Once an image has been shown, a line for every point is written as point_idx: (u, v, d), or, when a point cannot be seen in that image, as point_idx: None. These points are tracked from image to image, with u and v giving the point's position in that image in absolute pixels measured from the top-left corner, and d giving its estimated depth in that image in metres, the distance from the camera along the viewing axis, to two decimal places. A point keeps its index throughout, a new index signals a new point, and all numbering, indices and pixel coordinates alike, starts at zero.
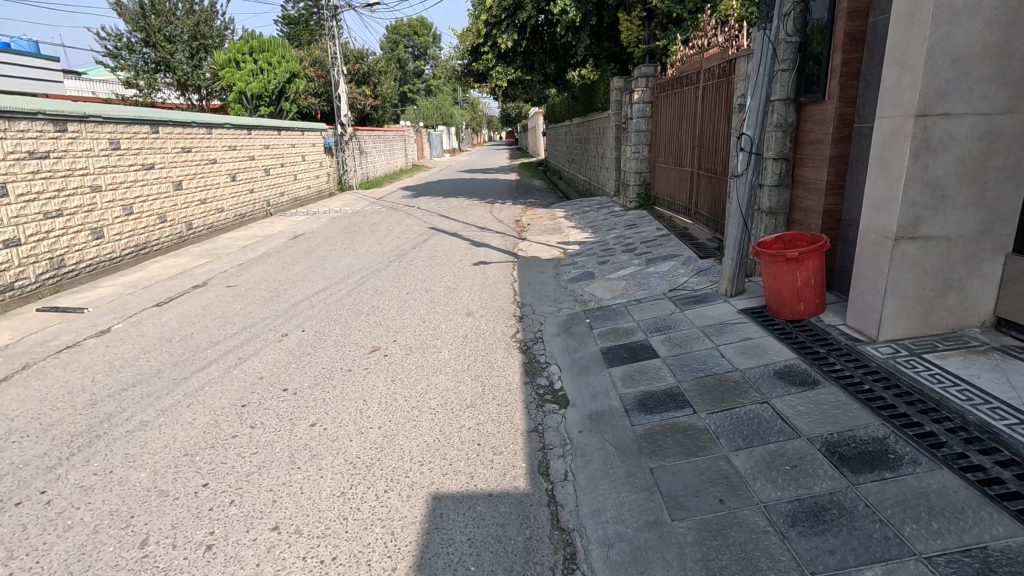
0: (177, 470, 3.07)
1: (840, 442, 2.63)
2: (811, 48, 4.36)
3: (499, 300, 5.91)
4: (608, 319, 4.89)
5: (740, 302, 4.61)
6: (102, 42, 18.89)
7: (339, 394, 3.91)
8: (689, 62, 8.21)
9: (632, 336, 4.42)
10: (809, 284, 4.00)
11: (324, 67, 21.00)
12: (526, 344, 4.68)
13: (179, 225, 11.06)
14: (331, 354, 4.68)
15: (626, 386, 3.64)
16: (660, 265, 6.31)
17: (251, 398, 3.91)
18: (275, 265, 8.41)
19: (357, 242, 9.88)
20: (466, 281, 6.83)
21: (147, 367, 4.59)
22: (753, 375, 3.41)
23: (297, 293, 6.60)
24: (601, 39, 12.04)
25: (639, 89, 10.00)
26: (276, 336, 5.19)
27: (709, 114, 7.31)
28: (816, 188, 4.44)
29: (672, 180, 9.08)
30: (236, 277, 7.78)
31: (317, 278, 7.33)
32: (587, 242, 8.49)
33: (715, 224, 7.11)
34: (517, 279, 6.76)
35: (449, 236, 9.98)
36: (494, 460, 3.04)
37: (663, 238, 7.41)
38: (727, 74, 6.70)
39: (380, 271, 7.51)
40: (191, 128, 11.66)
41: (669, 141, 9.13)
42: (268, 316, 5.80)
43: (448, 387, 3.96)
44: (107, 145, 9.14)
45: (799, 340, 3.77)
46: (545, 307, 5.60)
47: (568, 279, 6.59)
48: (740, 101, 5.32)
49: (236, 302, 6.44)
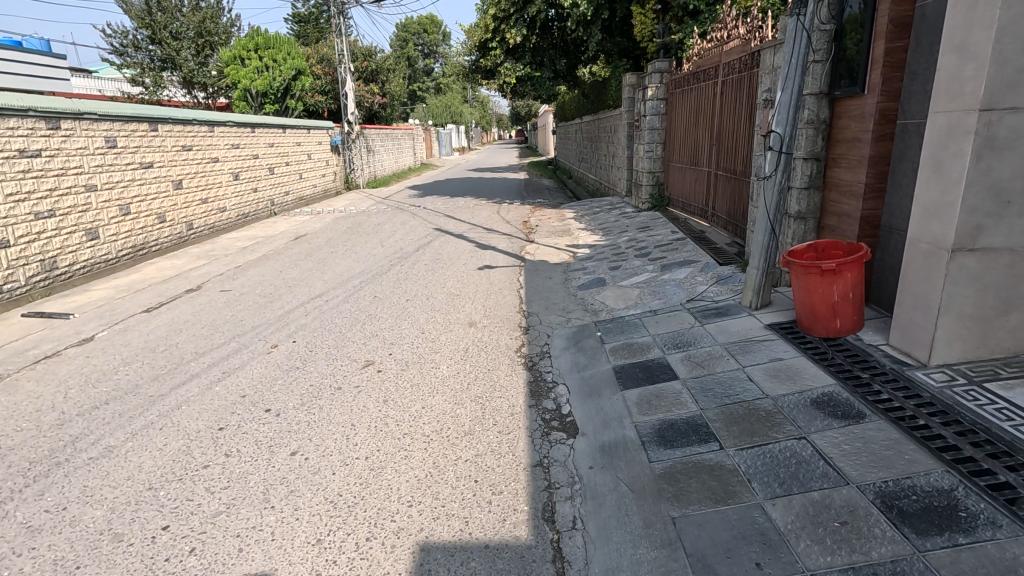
0: (136, 508, 2.74)
1: (897, 494, 2.24)
2: (849, 36, 3.95)
3: (504, 309, 5.54)
4: (620, 332, 4.50)
5: (766, 316, 4.21)
6: (108, 40, 18.75)
7: (325, 417, 3.57)
8: (707, 56, 7.77)
9: (648, 353, 4.03)
10: (846, 299, 3.59)
11: (331, 64, 20.68)
12: (531, 360, 4.31)
13: (179, 226, 10.80)
14: (322, 369, 4.34)
15: (642, 414, 3.26)
16: (676, 271, 5.92)
17: (230, 421, 3.58)
18: (273, 268, 8.10)
19: (360, 244, 9.55)
20: (470, 286, 6.47)
21: (124, 381, 4.28)
22: (786, 404, 3.02)
23: (293, 299, 6.27)
24: (613, 34, 11.64)
25: (653, 86, 9.59)
26: (266, 347, 4.86)
27: (729, 111, 6.90)
28: (852, 191, 4.03)
29: (687, 180, 8.65)
30: (231, 280, 7.47)
31: (314, 282, 7.00)
32: (598, 245, 8.10)
33: (734, 227, 6.70)
34: (524, 285, 6.38)
35: (455, 238, 9.63)
36: (493, 502, 2.67)
37: (679, 242, 7.00)
38: (749, 68, 6.28)
39: (380, 275, 7.16)
40: (192, 125, 11.40)
41: (685, 139, 8.70)
42: (260, 324, 5.48)
43: (445, 410, 3.61)
44: (103, 143, 8.88)
45: (836, 362, 3.37)
46: (553, 318, 5.22)
47: (577, 285, 6.21)
48: (766, 97, 4.91)
49: (229, 308, 6.13)
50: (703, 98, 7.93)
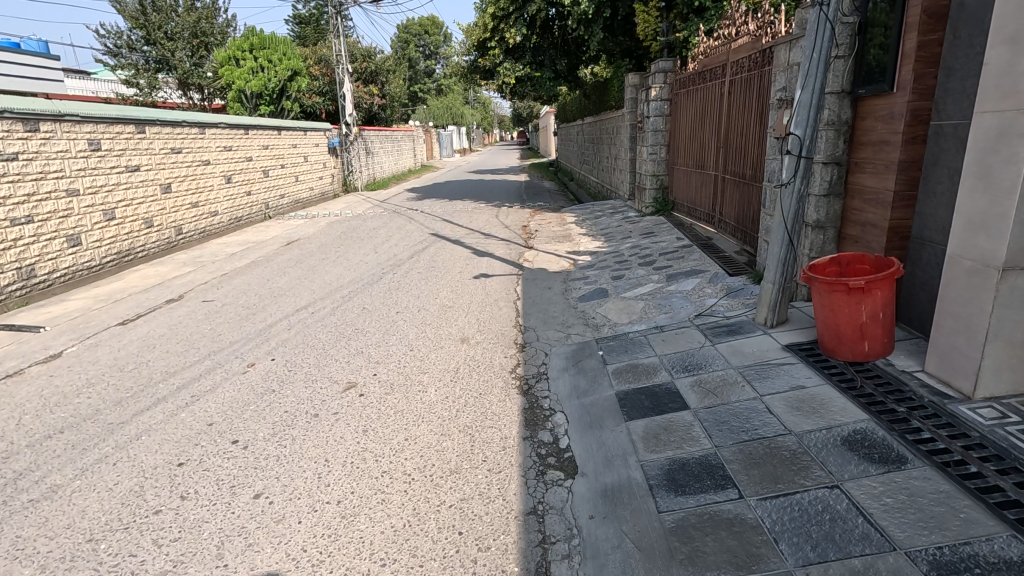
0: (70, 567, 2.39)
1: (957, 566, 1.88)
2: (875, 30, 3.60)
3: (500, 323, 5.19)
4: (624, 352, 4.15)
5: (784, 335, 3.85)
6: (102, 40, 18.48)
7: (297, 452, 3.22)
8: (714, 54, 7.43)
9: (654, 377, 3.68)
10: (875, 320, 3.23)
11: (328, 65, 20.28)
12: (527, 383, 3.95)
13: (167, 231, 10.48)
14: (299, 392, 4.00)
15: (648, 451, 2.90)
16: (682, 282, 5.57)
17: (191, 455, 3.23)
18: (261, 276, 7.76)
19: (353, 250, 9.20)
20: (464, 297, 6.12)
21: (84, 406, 3.94)
22: (813, 443, 2.66)
23: (277, 311, 5.93)
24: (615, 33, 11.30)
25: (656, 86, 9.25)
26: (242, 366, 4.52)
27: (738, 111, 6.54)
28: (879, 199, 3.68)
29: (693, 184, 8.29)
30: (215, 290, 7.13)
31: (301, 292, 6.66)
32: (600, 251, 7.76)
33: (744, 234, 6.35)
34: (521, 296, 6.04)
35: (451, 244, 9.29)
36: (478, 563, 2.32)
37: (685, 250, 6.64)
38: (759, 66, 5.94)
39: (371, 285, 6.82)
40: (182, 127, 11.08)
41: (690, 141, 8.34)
42: (239, 340, 5.14)
43: (431, 443, 3.25)
44: (86, 146, 8.56)
45: (867, 392, 3.01)
46: (551, 333, 4.87)
47: (578, 297, 5.86)
48: (781, 97, 4.56)
49: (210, 320, 5.80)
50: (709, 98, 7.59)
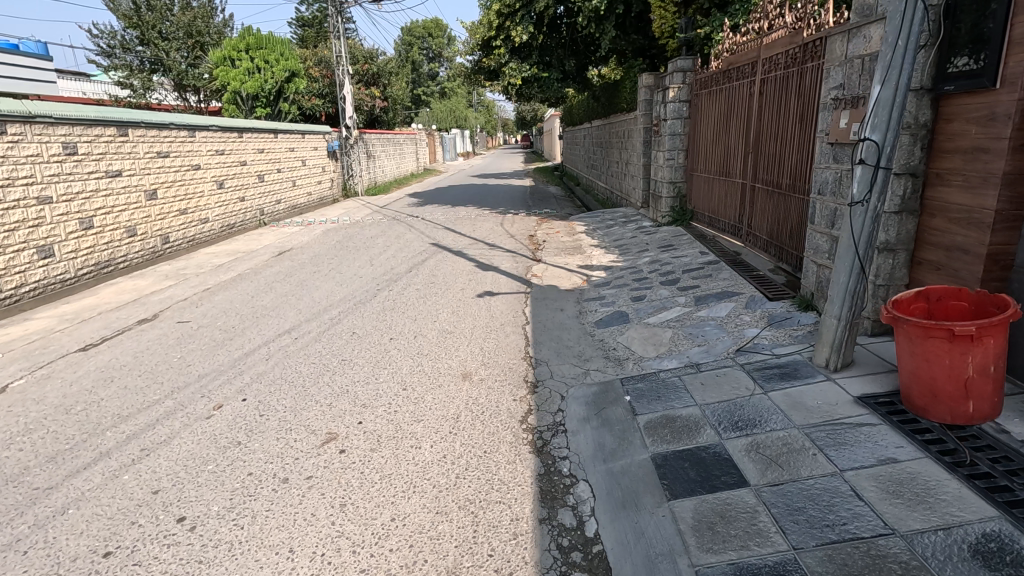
0: None
1: None
2: (968, 13, 2.95)
3: (506, 355, 4.53)
4: (657, 399, 3.48)
5: (853, 382, 3.17)
6: (95, 41, 18.01)
7: (254, 538, 2.56)
8: (741, 51, 6.77)
9: (698, 436, 3.01)
10: (985, 374, 2.56)
11: (328, 66, 19.66)
12: (541, 438, 3.29)
13: (153, 240, 9.86)
14: (269, 446, 3.35)
15: (703, 549, 2.24)
16: (714, 306, 4.91)
17: (124, 539, 2.59)
18: (245, 292, 7.13)
19: (346, 262, 8.56)
20: (466, 319, 5.48)
21: (10, 462, 3.29)
22: (931, 553, 1.99)
23: (256, 337, 5.28)
24: (628, 31, 10.64)
25: (675, 86, 8.60)
26: (206, 409, 3.87)
27: (771, 112, 5.90)
28: (973, 220, 3.02)
29: (716, 193, 7.63)
30: (193, 308, 6.49)
31: (286, 312, 6.02)
32: (615, 266, 7.10)
33: (780, 249, 5.69)
34: (530, 319, 5.39)
35: (453, 255, 8.64)
36: None
37: (712, 267, 5.98)
38: (798, 62, 5.29)
39: (363, 304, 6.18)
40: (170, 130, 10.49)
41: (713, 145, 7.70)
42: (209, 373, 4.49)
43: (424, 527, 2.59)
44: (61, 150, 7.97)
45: (985, 472, 2.34)
46: (566, 369, 4.21)
47: (595, 321, 5.21)
48: (838, 95, 3.91)
49: (180, 347, 5.16)
50: (735, 100, 6.95)
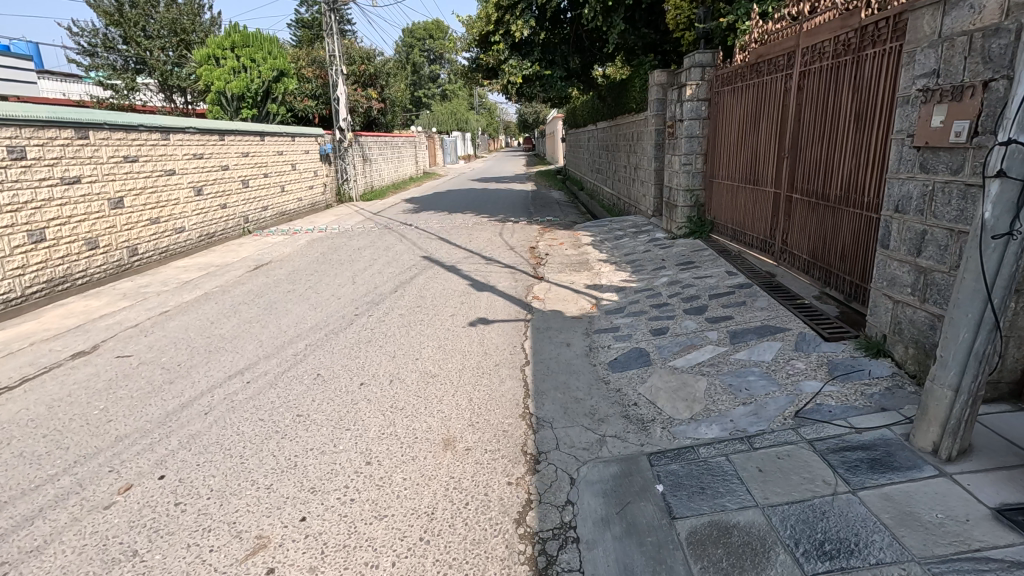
0: None
1: None
2: None
3: (501, 412, 3.63)
4: (701, 493, 2.58)
5: (980, 481, 2.27)
6: (75, 38, 17.17)
7: None
8: (773, 41, 5.89)
9: (769, 567, 2.10)
10: None
11: (321, 65, 18.35)
12: (545, 555, 2.38)
13: (118, 252, 8.99)
14: (172, 561, 2.45)
15: None
16: (756, 346, 4.02)
17: None
18: (206, 316, 6.24)
19: (327, 279, 7.68)
20: (455, 356, 4.60)
21: None
22: None
23: (201, 381, 4.38)
24: (638, 25, 9.77)
25: (692, 83, 7.70)
26: (107, 493, 2.97)
27: (815, 110, 5.01)
28: None
29: (741, 203, 6.76)
30: (140, 338, 5.59)
31: (245, 345, 5.13)
32: (629, 287, 6.20)
33: (828, 273, 4.80)
34: (531, 357, 4.52)
35: (445, 271, 7.76)
36: None
37: (744, 292, 5.10)
38: (853, 49, 4.41)
39: (337, 334, 5.30)
40: (140, 132, 9.64)
41: (739, 150, 6.80)
42: (129, 434, 3.60)
43: None
44: (5, 154, 7.11)
45: None
46: (576, 435, 3.31)
47: (609, 361, 4.32)
48: (929, 86, 3.03)
49: (108, 393, 4.27)
50: (765, 97, 6.07)
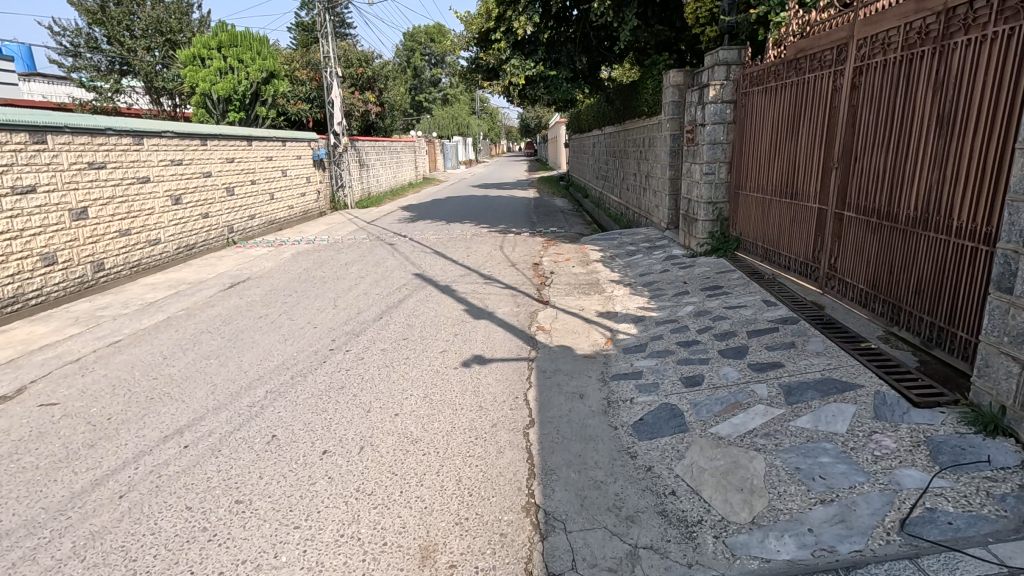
0: None
1: None
2: None
3: (498, 503, 2.78)
4: None
5: None
6: (57, 38, 16.44)
7: None
8: (817, 33, 5.08)
9: None
10: None
11: (316, 67, 17.66)
12: None
13: (81, 267, 8.18)
14: None
15: None
16: (822, 410, 3.15)
17: None
18: (159, 348, 5.40)
19: (305, 301, 6.85)
20: (442, 412, 3.74)
21: None
22: None
23: (127, 445, 3.53)
24: (651, 22, 8.97)
25: (716, 83, 6.85)
26: None
27: (875, 113, 4.19)
28: None
29: (774, 220, 5.93)
30: (76, 377, 4.76)
31: (191, 392, 4.26)
32: (648, 317, 5.35)
33: (895, 310, 3.96)
34: (535, 413, 3.66)
35: (438, 293, 6.91)
36: None
37: (792, 329, 4.25)
38: (932, 37, 3.59)
39: (304, 377, 4.45)
40: (109, 136, 8.85)
41: (771, 160, 5.97)
42: (12, 531, 2.75)
43: None
44: None
45: None
46: (598, 545, 2.45)
47: (632, 422, 3.47)
48: None
49: (9, 461, 3.42)
50: (806, 99, 5.26)
